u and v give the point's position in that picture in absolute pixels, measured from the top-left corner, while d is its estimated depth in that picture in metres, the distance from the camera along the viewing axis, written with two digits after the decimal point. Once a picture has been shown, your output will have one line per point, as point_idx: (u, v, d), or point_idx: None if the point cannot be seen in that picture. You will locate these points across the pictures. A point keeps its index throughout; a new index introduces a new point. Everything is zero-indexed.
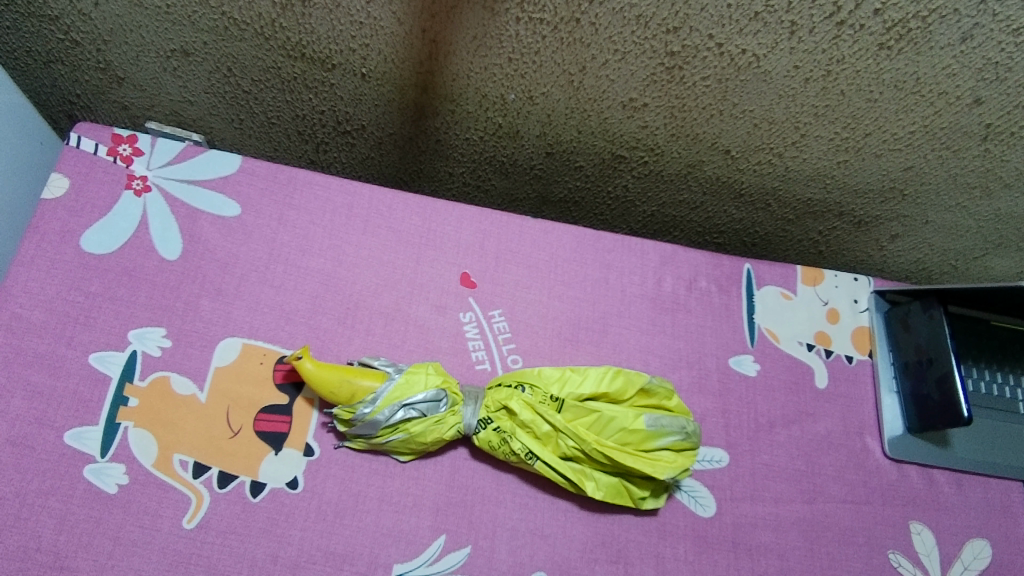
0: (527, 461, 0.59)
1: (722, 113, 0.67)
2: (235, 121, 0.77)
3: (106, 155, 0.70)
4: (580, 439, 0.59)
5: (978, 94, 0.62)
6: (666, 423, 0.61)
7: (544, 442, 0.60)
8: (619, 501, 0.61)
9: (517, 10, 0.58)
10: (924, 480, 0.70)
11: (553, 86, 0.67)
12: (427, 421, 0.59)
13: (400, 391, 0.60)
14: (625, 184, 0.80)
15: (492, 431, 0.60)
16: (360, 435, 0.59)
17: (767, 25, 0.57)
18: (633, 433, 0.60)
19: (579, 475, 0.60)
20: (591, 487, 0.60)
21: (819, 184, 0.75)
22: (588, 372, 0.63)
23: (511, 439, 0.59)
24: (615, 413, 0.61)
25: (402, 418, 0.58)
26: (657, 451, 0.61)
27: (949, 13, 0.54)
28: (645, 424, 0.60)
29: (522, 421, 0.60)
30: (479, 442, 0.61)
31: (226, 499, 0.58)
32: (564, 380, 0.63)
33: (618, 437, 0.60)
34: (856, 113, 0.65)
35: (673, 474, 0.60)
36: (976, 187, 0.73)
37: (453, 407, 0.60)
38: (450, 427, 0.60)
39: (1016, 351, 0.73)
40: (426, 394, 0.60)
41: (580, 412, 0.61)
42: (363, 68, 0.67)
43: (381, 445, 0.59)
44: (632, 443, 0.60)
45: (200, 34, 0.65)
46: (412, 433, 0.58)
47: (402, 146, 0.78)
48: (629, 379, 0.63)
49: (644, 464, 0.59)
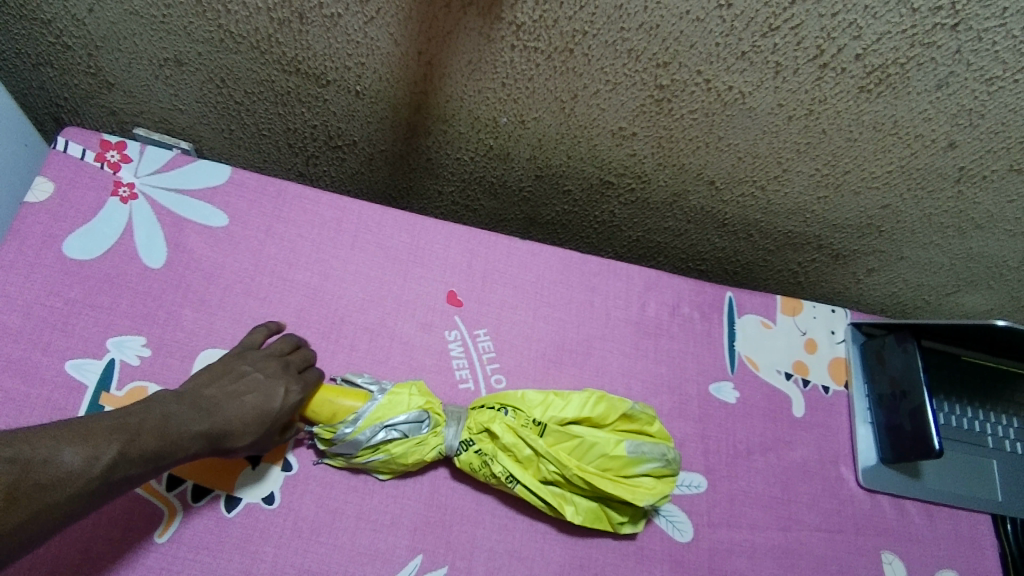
0: (507, 484, 0.59)
1: (708, 145, 0.69)
2: (225, 132, 0.77)
3: (93, 161, 0.70)
4: (561, 464, 0.59)
5: (952, 138, 0.64)
6: (646, 450, 0.62)
7: (525, 465, 0.60)
8: (598, 525, 0.61)
9: (513, 38, 0.59)
10: (895, 511, 0.71)
11: (545, 112, 0.68)
12: (409, 443, 0.59)
13: (382, 412, 0.60)
14: (611, 210, 0.81)
15: (474, 453, 0.60)
16: (340, 454, 0.59)
17: (753, 64, 0.59)
18: (614, 459, 0.61)
19: (558, 499, 0.60)
20: (570, 512, 0.60)
21: (800, 217, 0.77)
22: (571, 397, 0.64)
23: (492, 461, 0.60)
24: (597, 439, 0.61)
25: (383, 439, 0.59)
26: (636, 477, 0.61)
27: (926, 61, 0.56)
28: (626, 450, 0.61)
29: (504, 444, 0.60)
30: (459, 463, 0.61)
31: (200, 513, 0.57)
32: (547, 404, 0.63)
33: (600, 463, 0.60)
34: (836, 151, 0.67)
35: (652, 501, 0.60)
36: (950, 227, 0.75)
37: (435, 428, 0.61)
38: (431, 449, 0.60)
39: (985, 387, 0.75)
40: (409, 415, 0.60)
41: (562, 437, 0.61)
42: (358, 86, 0.68)
43: (361, 465, 0.59)
44: (613, 468, 0.61)
45: (196, 45, 0.65)
46: (393, 454, 0.58)
47: (392, 163, 0.79)
48: (611, 406, 0.63)
49: (623, 490, 0.60)
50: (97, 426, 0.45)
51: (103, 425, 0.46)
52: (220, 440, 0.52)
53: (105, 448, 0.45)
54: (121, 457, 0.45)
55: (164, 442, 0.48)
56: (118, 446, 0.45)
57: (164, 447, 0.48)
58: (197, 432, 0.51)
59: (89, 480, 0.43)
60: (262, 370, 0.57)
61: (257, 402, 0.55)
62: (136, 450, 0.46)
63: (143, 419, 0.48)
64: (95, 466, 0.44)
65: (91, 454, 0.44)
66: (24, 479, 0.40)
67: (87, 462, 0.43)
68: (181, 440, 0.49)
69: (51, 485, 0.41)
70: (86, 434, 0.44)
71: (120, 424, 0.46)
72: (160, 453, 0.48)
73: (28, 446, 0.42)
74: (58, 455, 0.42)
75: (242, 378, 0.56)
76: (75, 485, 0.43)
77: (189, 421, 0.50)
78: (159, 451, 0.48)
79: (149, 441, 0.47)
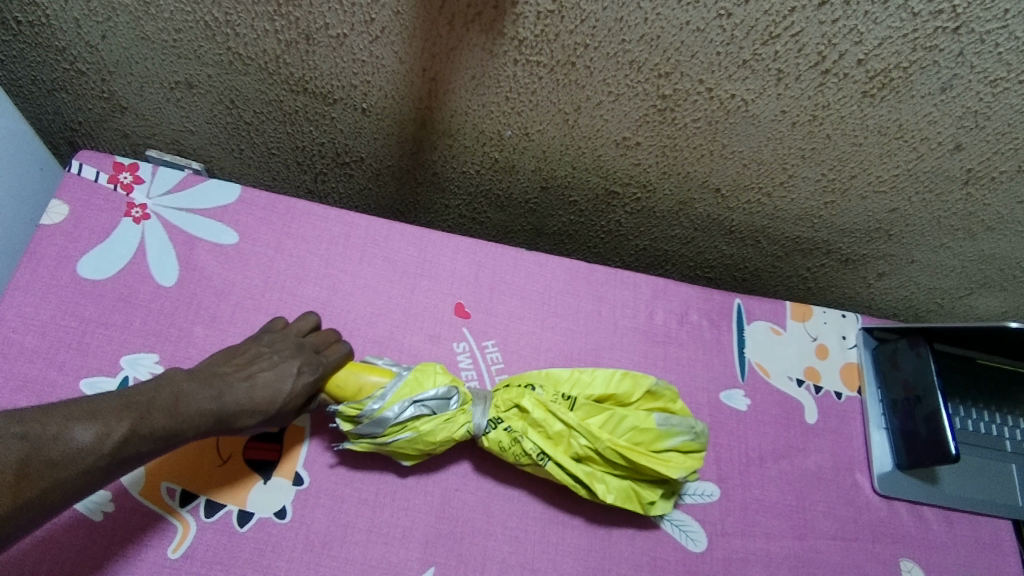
0: (538, 462, 0.59)
1: (713, 153, 0.69)
2: (235, 151, 0.78)
3: (107, 182, 0.71)
4: (592, 437, 0.59)
5: (958, 141, 0.64)
6: (676, 423, 0.61)
7: (555, 442, 0.60)
8: (629, 506, 0.60)
9: (515, 52, 0.60)
10: (912, 518, 0.70)
11: (549, 124, 0.68)
12: (438, 419, 0.59)
13: (410, 388, 0.60)
14: (618, 220, 0.81)
15: (503, 431, 0.60)
16: (365, 434, 0.58)
17: (755, 72, 0.59)
18: (645, 432, 0.61)
19: (590, 476, 0.60)
20: (602, 490, 0.59)
21: (807, 223, 0.77)
22: (597, 373, 0.64)
23: (523, 438, 0.59)
24: (626, 412, 0.61)
25: (412, 414, 0.58)
26: (668, 451, 0.61)
27: (929, 65, 0.56)
28: (656, 423, 0.61)
29: (534, 419, 0.60)
30: (488, 444, 0.60)
31: (213, 528, 0.57)
32: (575, 381, 0.64)
33: (630, 436, 0.60)
34: (841, 156, 0.67)
35: (684, 474, 0.59)
36: (960, 229, 0.75)
37: (462, 407, 0.61)
38: (460, 426, 0.60)
39: (1002, 390, 0.74)
40: (437, 391, 0.60)
41: (592, 411, 0.62)
42: (364, 103, 0.69)
43: (387, 444, 0.58)
44: (645, 442, 0.60)
45: (205, 67, 0.67)
46: (422, 431, 0.58)
47: (399, 178, 0.79)
48: (637, 381, 0.64)
49: (656, 463, 0.59)
50: (107, 404, 0.48)
51: (116, 403, 0.48)
52: (228, 418, 0.54)
53: (115, 425, 0.47)
54: (131, 435, 0.48)
55: (174, 421, 0.51)
56: (129, 424, 0.48)
57: (175, 427, 0.51)
58: (208, 411, 0.53)
59: (99, 457, 0.46)
60: (279, 351, 0.60)
61: (270, 382, 0.57)
62: (146, 428, 0.49)
63: (154, 398, 0.50)
64: (106, 442, 0.46)
65: (103, 431, 0.47)
66: (35, 455, 0.43)
67: (99, 439, 0.46)
68: (191, 418, 0.52)
69: (62, 461, 0.44)
70: (97, 411, 0.47)
71: (131, 402, 0.49)
72: (171, 432, 0.50)
73: (39, 425, 0.44)
74: (68, 433, 0.45)
75: (258, 359, 0.59)
76: (86, 461, 0.45)
77: (198, 399, 0.53)
78: (169, 430, 0.50)
79: (159, 419, 0.50)
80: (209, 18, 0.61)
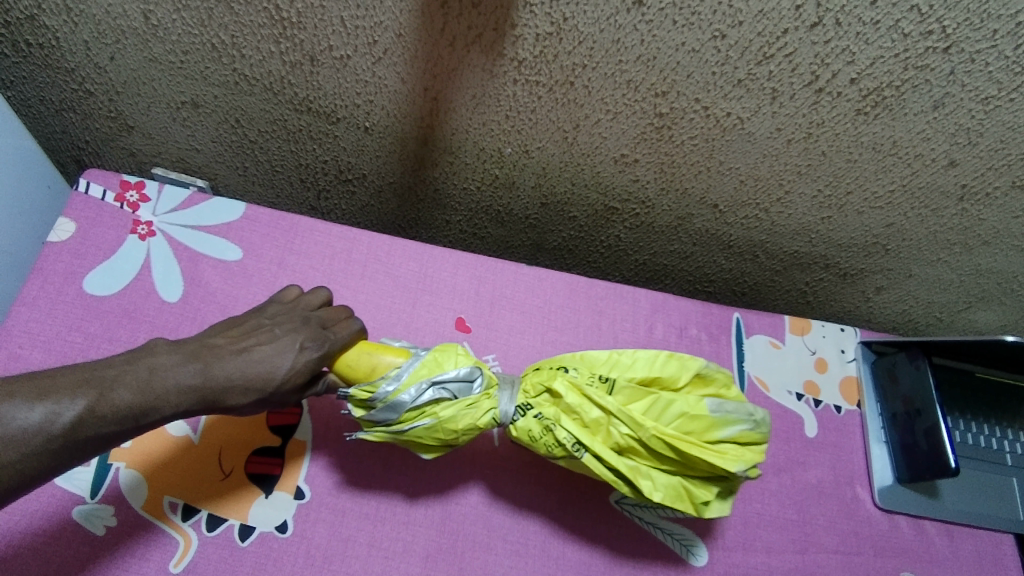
0: (573, 453, 0.54)
1: (710, 170, 0.70)
2: (239, 169, 0.80)
3: (113, 200, 0.72)
4: (635, 425, 0.54)
5: (952, 157, 0.65)
6: (731, 410, 0.55)
7: (593, 431, 0.55)
8: (679, 505, 0.55)
9: (515, 72, 0.61)
10: (913, 531, 0.70)
11: (548, 142, 0.69)
12: (459, 404, 0.54)
13: (429, 369, 0.55)
14: (617, 235, 0.82)
15: (533, 419, 0.56)
16: (380, 421, 0.54)
17: (750, 91, 0.60)
18: (694, 419, 0.55)
19: (634, 471, 0.54)
20: (647, 486, 0.54)
21: (805, 238, 0.78)
22: (638, 355, 0.59)
23: (556, 427, 0.55)
24: (672, 398, 0.56)
25: (431, 398, 0.54)
26: (722, 442, 0.55)
27: (921, 83, 0.57)
28: (708, 410, 0.55)
29: (568, 405, 0.55)
30: (517, 433, 0.56)
31: (214, 542, 0.58)
32: (613, 364, 0.59)
33: (678, 425, 0.55)
34: (837, 172, 0.68)
35: (743, 468, 0.53)
36: (956, 244, 0.75)
37: (486, 391, 0.56)
38: (483, 412, 0.55)
39: (1001, 404, 0.74)
40: (459, 373, 0.55)
41: (634, 396, 0.56)
42: (367, 122, 0.70)
43: (404, 433, 0.54)
44: (694, 431, 0.55)
45: (211, 88, 0.68)
46: (442, 417, 0.54)
47: (401, 195, 0.81)
48: (683, 363, 0.58)
49: (711, 454, 0.53)
50: (64, 380, 0.45)
51: (76, 377, 0.46)
52: (216, 396, 0.51)
53: (69, 403, 0.44)
54: (89, 415, 0.45)
55: (143, 399, 0.47)
56: (85, 402, 0.44)
57: (144, 404, 0.47)
58: (186, 388, 0.49)
59: (51, 437, 0.43)
60: (280, 328, 0.56)
61: (269, 356, 0.53)
62: (107, 407, 0.45)
63: (123, 373, 0.47)
64: (57, 421, 0.43)
65: (54, 409, 0.43)
66: None
67: (49, 417, 0.43)
68: (165, 395, 0.48)
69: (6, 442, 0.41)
70: (50, 388, 0.44)
71: (91, 378, 0.46)
72: (140, 411, 0.47)
73: None
74: (13, 412, 0.42)
75: (258, 333, 0.55)
76: (36, 441, 0.42)
77: (177, 374, 0.49)
78: (137, 408, 0.47)
79: (123, 396, 0.46)
80: (216, 40, 0.62)
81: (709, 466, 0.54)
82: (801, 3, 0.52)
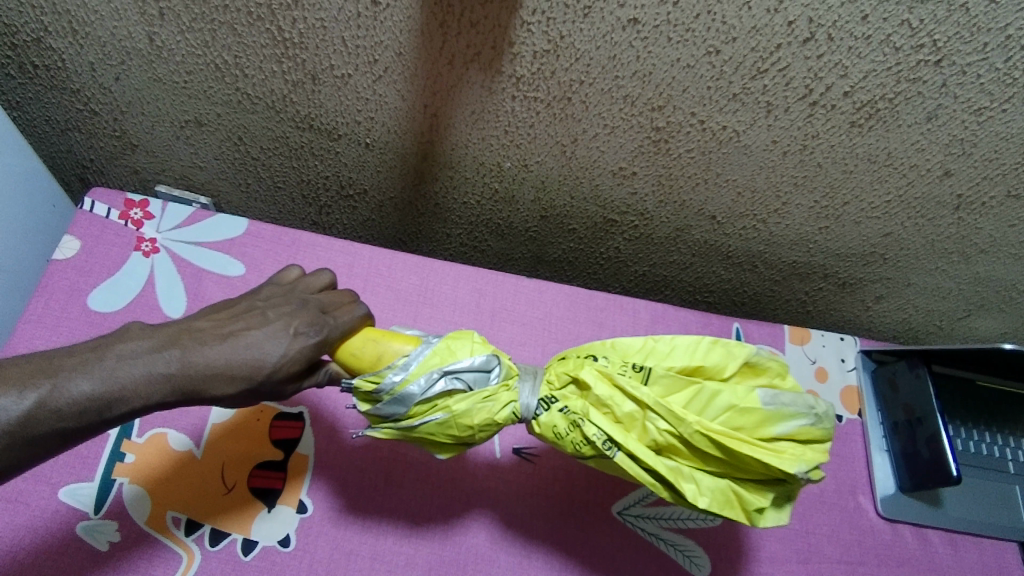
0: (605, 452, 0.48)
1: (707, 182, 0.71)
2: (242, 186, 0.81)
3: (118, 218, 0.73)
4: (676, 420, 0.48)
5: (947, 167, 0.65)
6: (787, 403, 0.49)
7: (626, 427, 0.50)
8: (726, 512, 0.49)
9: (513, 89, 0.62)
10: (916, 540, 0.70)
11: (547, 156, 0.70)
12: (475, 397, 0.48)
13: (441, 357, 0.49)
14: (617, 246, 0.83)
15: (558, 414, 0.50)
16: (387, 415, 0.49)
17: (745, 105, 0.61)
18: (744, 413, 0.49)
19: (675, 473, 0.49)
20: (691, 490, 0.49)
21: (803, 248, 0.79)
22: (677, 342, 0.53)
23: (585, 422, 0.49)
24: (719, 388, 0.50)
25: (443, 389, 0.48)
26: (777, 440, 0.49)
27: (914, 96, 0.58)
28: (761, 403, 0.49)
29: (598, 397, 0.50)
30: (540, 429, 0.50)
31: (218, 557, 0.58)
32: (648, 351, 0.53)
33: (726, 420, 0.49)
34: (833, 183, 0.69)
35: (803, 469, 0.47)
36: (954, 252, 0.76)
37: (506, 382, 0.50)
38: (503, 406, 0.49)
39: (1001, 411, 0.74)
40: (474, 362, 0.49)
41: (674, 386, 0.51)
42: (368, 138, 0.71)
43: (415, 428, 0.49)
44: (745, 427, 0.49)
45: (214, 107, 0.69)
46: (455, 411, 0.48)
47: (402, 209, 0.81)
48: (730, 351, 0.52)
49: (765, 453, 0.47)
50: (17, 369, 0.42)
51: (33, 366, 0.42)
52: (195, 388, 0.45)
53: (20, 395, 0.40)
54: (39, 410, 0.41)
55: (104, 389, 0.43)
56: (35, 396, 0.41)
57: (107, 396, 0.43)
58: (154, 376, 0.44)
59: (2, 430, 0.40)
60: (274, 311, 0.50)
61: (258, 342, 0.47)
62: (62, 400, 0.41)
63: (84, 361, 0.43)
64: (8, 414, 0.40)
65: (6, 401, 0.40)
66: None
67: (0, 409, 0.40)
68: (131, 385, 0.44)
69: None
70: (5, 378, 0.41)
71: (45, 368, 0.42)
72: (102, 404, 0.43)
73: None
74: None
75: (248, 317, 0.49)
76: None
77: (142, 362, 0.44)
78: (98, 400, 0.43)
79: (79, 387, 0.42)
80: (219, 60, 0.63)
81: (761, 466, 0.48)
82: (793, 19, 0.53)
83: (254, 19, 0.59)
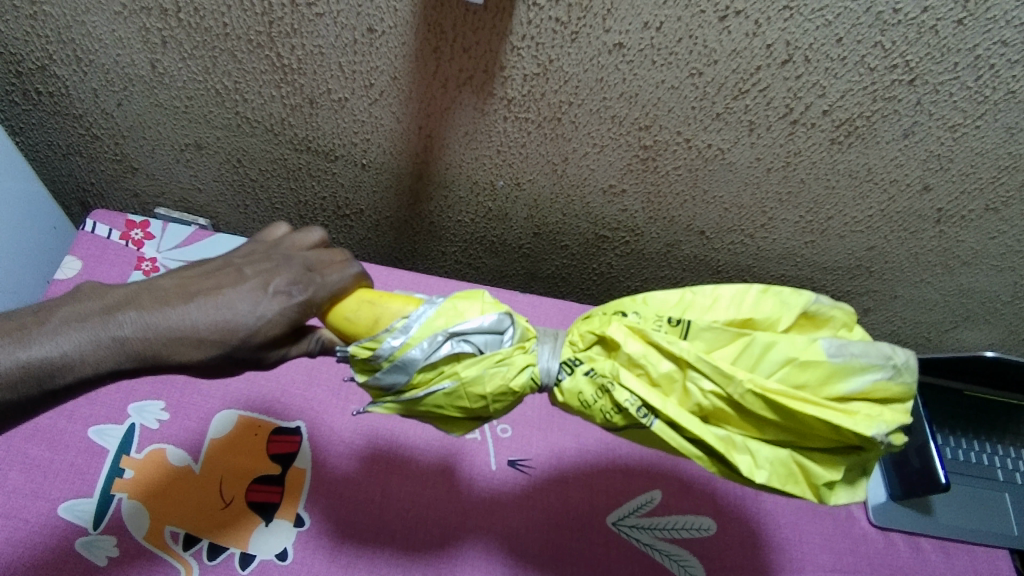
0: (641, 420, 0.45)
1: (695, 199, 0.73)
2: (241, 208, 0.82)
3: (119, 239, 0.75)
4: (723, 379, 0.44)
5: (926, 182, 0.67)
6: (857, 353, 0.44)
7: (665, 391, 0.46)
8: (789, 485, 0.46)
9: (505, 110, 0.64)
10: (908, 548, 0.71)
11: (539, 174, 0.72)
12: (485, 362, 0.46)
13: (446, 318, 0.46)
14: (609, 262, 0.85)
15: (586, 380, 0.47)
16: (389, 384, 0.46)
17: (728, 124, 0.63)
18: (805, 368, 0.44)
19: (726, 443, 0.45)
20: (746, 462, 0.45)
21: (790, 262, 0.80)
22: (719, 295, 0.49)
23: (615, 388, 0.46)
24: (773, 340, 0.45)
25: (450, 353, 0.45)
26: (847, 396, 0.44)
27: (890, 113, 0.60)
28: (826, 355, 0.44)
29: (631, 357, 0.46)
30: (564, 397, 0.48)
31: (215, 571, 0.58)
32: (685, 306, 0.49)
33: (784, 376, 0.45)
34: (816, 199, 0.71)
35: (879, 429, 0.43)
36: (937, 265, 0.78)
37: (519, 344, 0.47)
38: (518, 370, 0.46)
39: (979, 419, 0.76)
40: (483, 324, 0.46)
41: (719, 341, 0.47)
42: (364, 159, 0.73)
43: (421, 396, 0.46)
44: (808, 383, 0.45)
45: (214, 130, 0.71)
46: (463, 377, 0.46)
47: (399, 228, 0.83)
48: (783, 300, 0.48)
49: (832, 413, 0.43)
50: None
51: None
52: (151, 354, 0.45)
53: None
54: None
55: (41, 356, 0.43)
56: None
57: (47, 363, 0.43)
58: (94, 341, 0.44)
59: None
60: (252, 270, 0.48)
61: (230, 304, 0.46)
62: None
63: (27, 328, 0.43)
64: None
65: None
66: None
67: None
68: (71, 351, 0.44)
69: None
70: None
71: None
72: (44, 371, 0.43)
73: None
74: None
75: (225, 274, 0.48)
76: None
77: (82, 326, 0.44)
78: (34, 367, 0.43)
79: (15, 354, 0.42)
80: (219, 86, 0.65)
81: (829, 428, 0.43)
82: (771, 43, 0.55)
83: (253, 46, 0.61)
